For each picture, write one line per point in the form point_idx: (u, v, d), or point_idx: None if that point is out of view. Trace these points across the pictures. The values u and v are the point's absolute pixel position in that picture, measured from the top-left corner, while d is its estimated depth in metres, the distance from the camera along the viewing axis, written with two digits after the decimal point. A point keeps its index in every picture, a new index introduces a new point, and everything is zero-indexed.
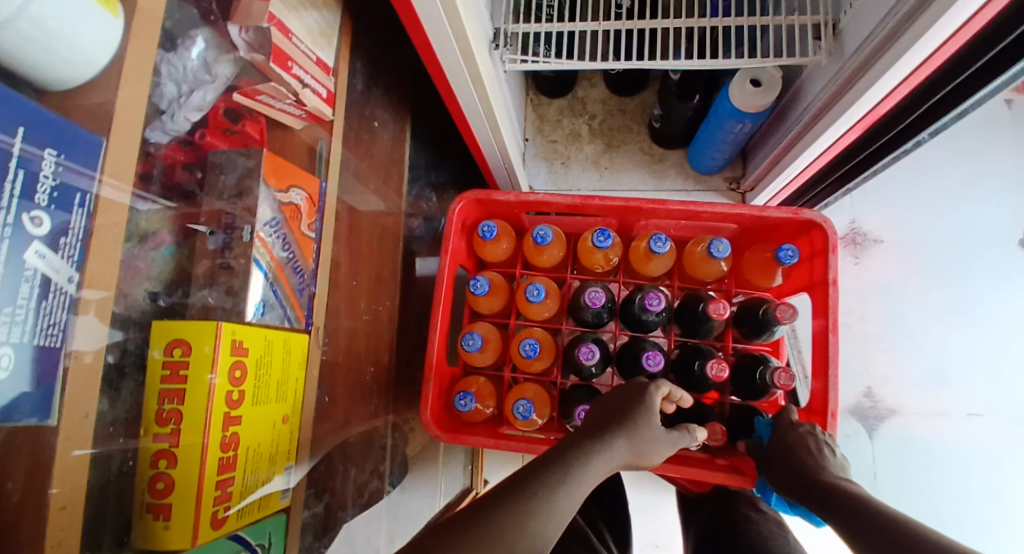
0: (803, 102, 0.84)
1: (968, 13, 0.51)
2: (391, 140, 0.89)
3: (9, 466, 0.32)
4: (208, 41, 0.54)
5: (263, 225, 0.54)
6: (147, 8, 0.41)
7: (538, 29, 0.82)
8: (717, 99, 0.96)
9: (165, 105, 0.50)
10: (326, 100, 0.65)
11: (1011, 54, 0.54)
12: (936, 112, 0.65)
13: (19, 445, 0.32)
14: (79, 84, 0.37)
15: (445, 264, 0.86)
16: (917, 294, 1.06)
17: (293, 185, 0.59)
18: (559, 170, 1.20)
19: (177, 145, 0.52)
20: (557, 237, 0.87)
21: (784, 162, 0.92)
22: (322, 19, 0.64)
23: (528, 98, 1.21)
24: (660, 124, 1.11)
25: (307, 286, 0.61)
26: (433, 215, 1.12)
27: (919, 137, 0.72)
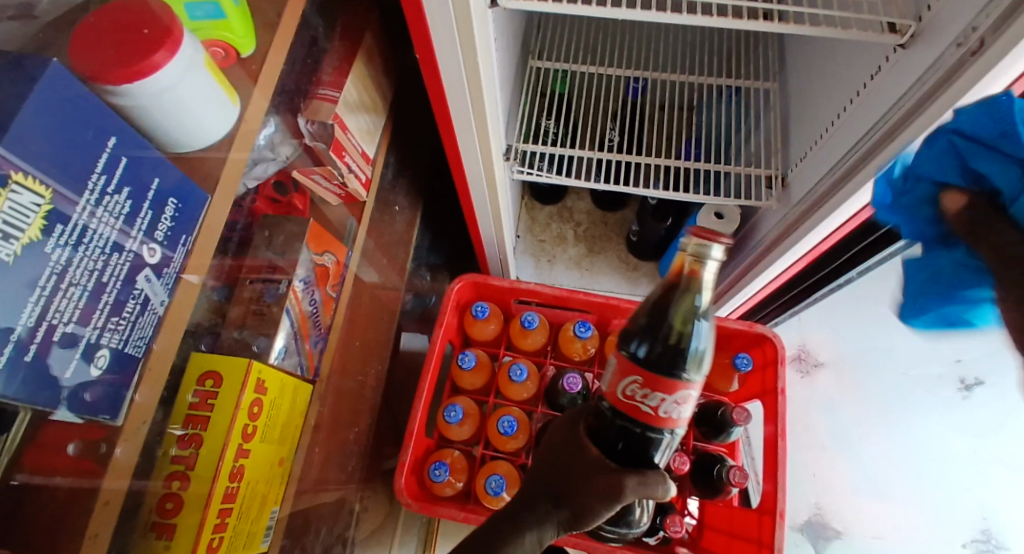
0: (757, 236, 0.99)
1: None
2: (405, 224, 1.01)
3: None
4: (278, 127, 0.65)
5: (298, 280, 0.62)
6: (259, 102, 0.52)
7: (544, 149, 0.98)
8: (687, 224, 1.11)
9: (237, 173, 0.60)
10: (363, 183, 0.76)
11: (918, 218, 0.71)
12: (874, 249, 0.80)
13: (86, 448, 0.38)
14: (195, 144, 0.47)
15: (438, 337, 0.94)
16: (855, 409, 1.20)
17: (327, 250, 0.68)
18: (544, 266, 1.32)
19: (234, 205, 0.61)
20: (541, 324, 0.97)
21: (741, 284, 1.05)
22: (371, 121, 0.76)
23: (523, 202, 1.36)
24: (637, 239, 1.26)
25: (320, 341, 0.69)
26: (425, 292, 1.21)
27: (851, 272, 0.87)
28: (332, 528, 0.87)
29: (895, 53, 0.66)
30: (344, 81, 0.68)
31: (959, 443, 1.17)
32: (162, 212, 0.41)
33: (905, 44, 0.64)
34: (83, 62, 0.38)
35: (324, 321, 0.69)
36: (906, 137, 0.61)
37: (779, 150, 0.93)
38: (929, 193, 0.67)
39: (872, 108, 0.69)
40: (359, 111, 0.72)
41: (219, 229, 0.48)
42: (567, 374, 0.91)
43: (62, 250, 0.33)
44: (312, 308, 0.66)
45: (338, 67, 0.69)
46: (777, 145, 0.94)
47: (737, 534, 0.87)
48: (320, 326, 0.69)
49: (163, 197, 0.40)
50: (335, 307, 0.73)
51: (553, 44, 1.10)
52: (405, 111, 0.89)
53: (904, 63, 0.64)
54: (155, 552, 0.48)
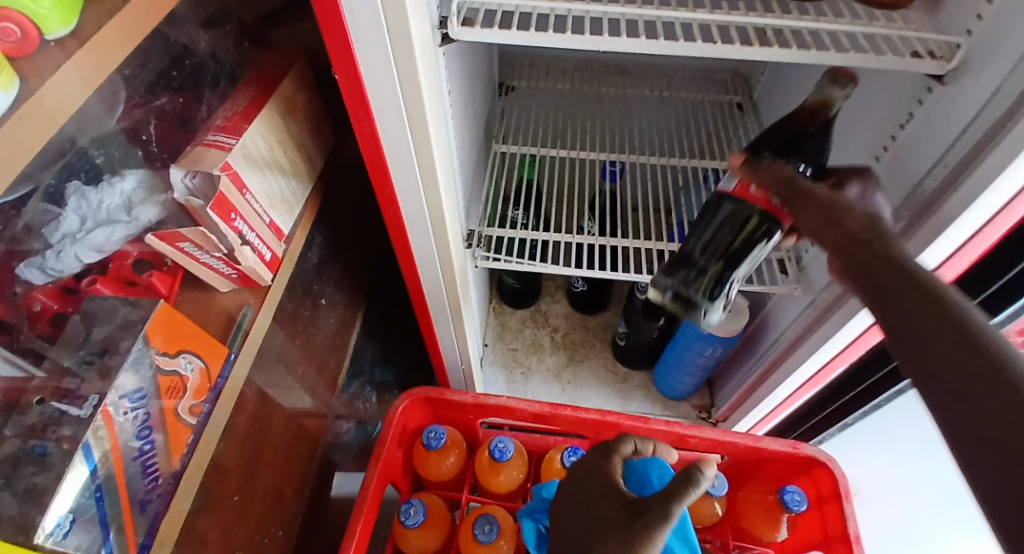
0: (772, 334, 0.80)
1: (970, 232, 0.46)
2: (339, 325, 0.79)
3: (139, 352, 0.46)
4: (141, 182, 0.49)
5: (115, 396, 0.37)
6: (53, 106, 0.34)
7: (513, 233, 0.81)
8: (683, 321, 0.90)
9: (51, 239, 0.44)
10: (266, 263, 0.55)
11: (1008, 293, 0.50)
12: None
13: None
14: None
15: (374, 477, 0.68)
16: None
17: (186, 350, 0.44)
18: (517, 380, 1.09)
19: (56, 289, 0.45)
20: (517, 453, 0.73)
21: (760, 393, 0.82)
22: (288, 185, 0.60)
23: (491, 306, 1.18)
24: (624, 342, 1.04)
25: (153, 497, 0.40)
26: (369, 417, 0.96)
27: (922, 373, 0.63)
28: None
29: (934, 88, 0.52)
30: (247, 127, 0.51)
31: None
32: None
33: (944, 77, 0.50)
34: None
35: (167, 472, 0.41)
36: (968, 190, 0.44)
37: None
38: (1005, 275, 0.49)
39: (921, 148, 0.52)
40: (267, 171, 0.55)
41: None
42: None
43: None
44: (142, 451, 0.39)
45: (241, 111, 0.52)
46: None
47: None
48: (156, 482, 0.40)
49: None
50: (193, 445, 0.44)
51: (518, 130, 1.01)
52: (338, 184, 0.73)
53: (948, 100, 0.49)
54: None
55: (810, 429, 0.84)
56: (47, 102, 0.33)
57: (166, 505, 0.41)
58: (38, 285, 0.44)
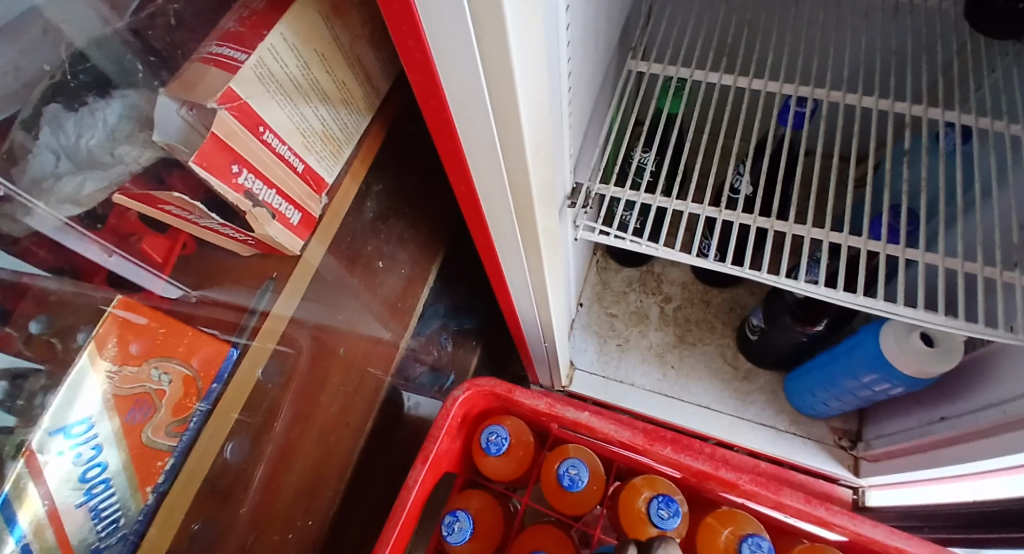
0: (989, 389, 0.56)
1: None
2: (405, 279, 0.68)
3: None
4: (130, 110, 0.36)
5: (46, 430, 0.29)
6: None
7: (631, 196, 0.61)
8: (851, 338, 0.67)
9: (21, 184, 0.31)
10: (295, 227, 0.42)
11: None
12: None
13: None
14: None
15: (421, 473, 0.57)
16: None
17: (161, 358, 0.35)
18: (611, 352, 0.93)
19: (41, 241, 0.33)
20: (592, 476, 0.60)
21: (935, 458, 0.60)
22: (338, 118, 0.45)
23: (594, 259, 0.99)
24: (756, 337, 0.83)
25: (115, 539, 0.33)
26: (443, 370, 0.87)
27: None
28: None
29: None
30: (270, 32, 0.36)
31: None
32: None
33: None
34: None
35: (133, 509, 0.34)
36: None
37: None
38: None
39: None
40: (302, 101, 0.40)
41: None
42: None
43: None
44: (93, 493, 0.31)
45: (263, 8, 0.37)
46: None
47: None
48: (118, 524, 0.33)
49: None
50: (174, 470, 0.37)
51: (665, 41, 0.74)
52: (409, 112, 0.56)
53: None
54: None
55: None
56: None
57: (136, 543, 0.35)
58: (15, 235, 0.31)
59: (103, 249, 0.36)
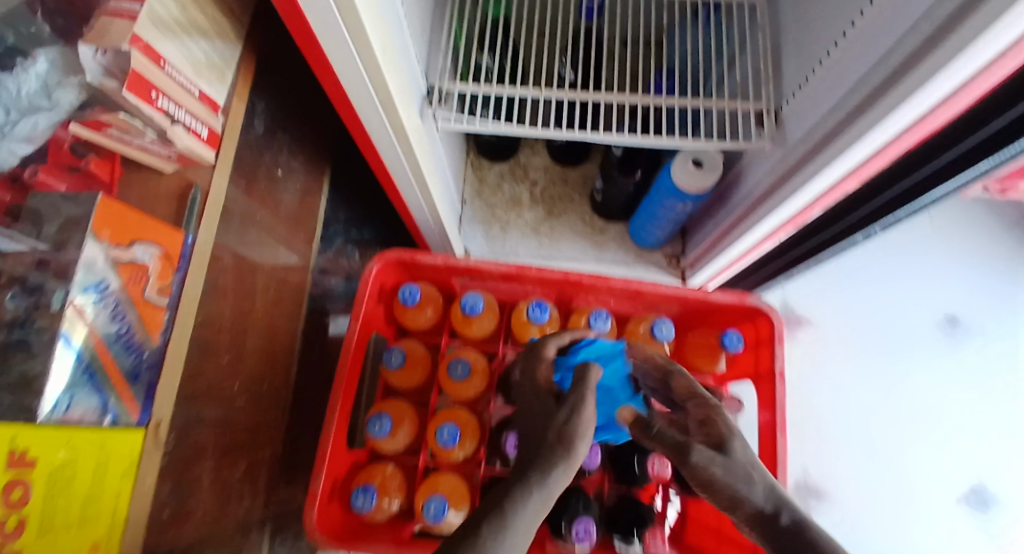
0: (743, 185, 0.81)
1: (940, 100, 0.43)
2: (302, 191, 0.80)
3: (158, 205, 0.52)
4: (54, 62, 0.45)
5: (78, 294, 0.41)
6: None
7: (475, 89, 0.77)
8: (657, 176, 0.91)
9: None
10: (204, 141, 0.54)
11: (994, 143, 0.48)
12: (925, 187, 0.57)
13: None
14: None
15: (355, 331, 0.74)
16: (861, 384, 1.11)
17: (140, 240, 0.46)
18: (496, 234, 1.12)
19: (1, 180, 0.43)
20: (487, 307, 0.80)
21: (726, 243, 0.87)
22: (212, 49, 0.55)
23: (468, 160, 1.15)
24: (601, 196, 1.05)
25: (146, 368, 0.47)
26: (355, 275, 1.01)
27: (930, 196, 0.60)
28: None
29: None
30: None
31: (950, 400, 1.11)
32: None
33: None
34: None
35: (151, 347, 0.47)
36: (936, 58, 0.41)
37: (769, 75, 0.74)
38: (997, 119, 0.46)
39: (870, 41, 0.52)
40: (183, 35, 0.51)
41: None
42: None
43: None
44: (121, 333, 0.44)
45: None
46: (766, 71, 0.74)
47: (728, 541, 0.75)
48: (143, 355, 0.46)
49: None
50: (171, 319, 0.50)
51: None
52: (270, 40, 0.66)
53: None
54: None
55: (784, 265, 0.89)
56: None
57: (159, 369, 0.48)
58: None
59: (54, 186, 0.46)
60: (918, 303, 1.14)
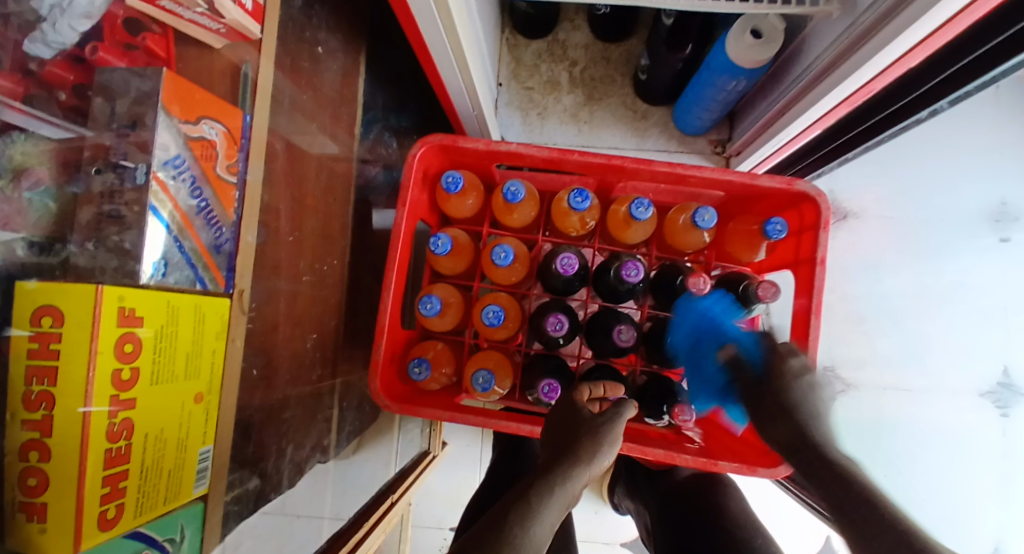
0: (804, 60, 0.75)
1: None
2: (342, 73, 0.78)
3: (214, 83, 0.53)
4: None
5: (160, 165, 0.43)
6: None
7: None
8: (710, 52, 0.85)
9: (41, 10, 0.41)
10: (251, 13, 0.53)
11: None
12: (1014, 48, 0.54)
13: None
14: None
15: (402, 217, 0.77)
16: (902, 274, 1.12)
17: (206, 117, 0.47)
18: (534, 121, 1.10)
19: (65, 62, 0.43)
20: (528, 195, 0.80)
21: (777, 126, 0.83)
22: None
23: (504, 39, 1.09)
24: (646, 76, 1.00)
25: (225, 242, 0.51)
26: (394, 163, 1.02)
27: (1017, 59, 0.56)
28: (309, 436, 0.78)
29: None
30: None
31: (991, 288, 1.10)
32: None
33: None
34: None
35: (228, 222, 0.51)
36: None
37: None
38: None
39: None
40: None
41: None
42: (627, 259, 0.74)
43: None
44: (199, 206, 0.47)
45: None
46: None
47: None
48: (221, 227, 0.50)
49: None
50: (241, 198, 0.53)
51: None
52: None
53: None
54: (29, 537, 0.38)
55: (834, 149, 0.86)
56: None
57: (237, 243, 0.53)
58: (47, 58, 0.42)
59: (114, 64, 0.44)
60: (975, 188, 1.09)
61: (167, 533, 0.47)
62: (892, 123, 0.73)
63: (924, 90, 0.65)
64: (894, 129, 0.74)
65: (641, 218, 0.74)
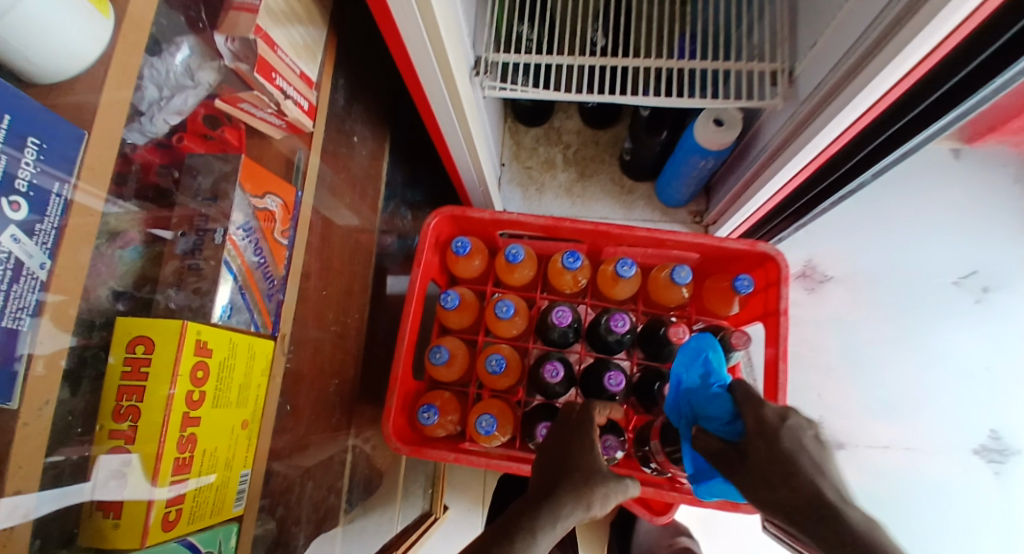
0: (760, 143, 0.89)
1: (930, 45, 0.52)
2: (369, 156, 0.92)
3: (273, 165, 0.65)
4: (193, 49, 0.54)
5: (237, 227, 0.55)
6: (138, 21, 0.44)
7: (518, 59, 0.87)
8: (682, 136, 0.99)
9: (143, 108, 0.50)
10: (307, 111, 0.67)
11: (961, 90, 0.57)
12: (900, 137, 0.66)
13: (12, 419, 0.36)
14: (66, 78, 0.40)
15: (417, 276, 0.88)
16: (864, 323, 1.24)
17: (269, 191, 0.60)
18: (533, 195, 1.23)
19: (153, 147, 0.52)
20: (528, 257, 0.91)
21: (744, 198, 0.96)
22: (308, 34, 0.67)
23: (506, 126, 1.25)
24: (630, 157, 1.14)
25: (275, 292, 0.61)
26: (408, 232, 1.14)
27: (914, 141, 0.67)
28: (325, 479, 0.84)
29: None
30: None
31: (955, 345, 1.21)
32: (20, 157, 0.36)
33: None
34: None
35: (277, 274, 0.62)
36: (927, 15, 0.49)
37: (786, 39, 0.81)
38: (971, 63, 0.53)
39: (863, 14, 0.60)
40: (286, 23, 0.61)
41: (102, 190, 0.42)
42: (615, 313, 0.84)
43: None
44: (259, 260, 0.58)
45: None
46: (784, 36, 0.81)
47: None
48: (273, 279, 0.61)
49: (15, 137, 0.36)
50: (288, 256, 0.64)
51: None
52: (348, 21, 0.77)
53: None
54: (103, 532, 0.45)
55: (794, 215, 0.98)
56: (134, 18, 0.44)
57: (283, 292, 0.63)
58: (140, 143, 0.50)
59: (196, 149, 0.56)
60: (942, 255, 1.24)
61: (210, 545, 0.52)
62: (831, 192, 0.85)
63: (847, 167, 0.77)
64: (835, 197, 0.86)
65: (626, 277, 0.84)
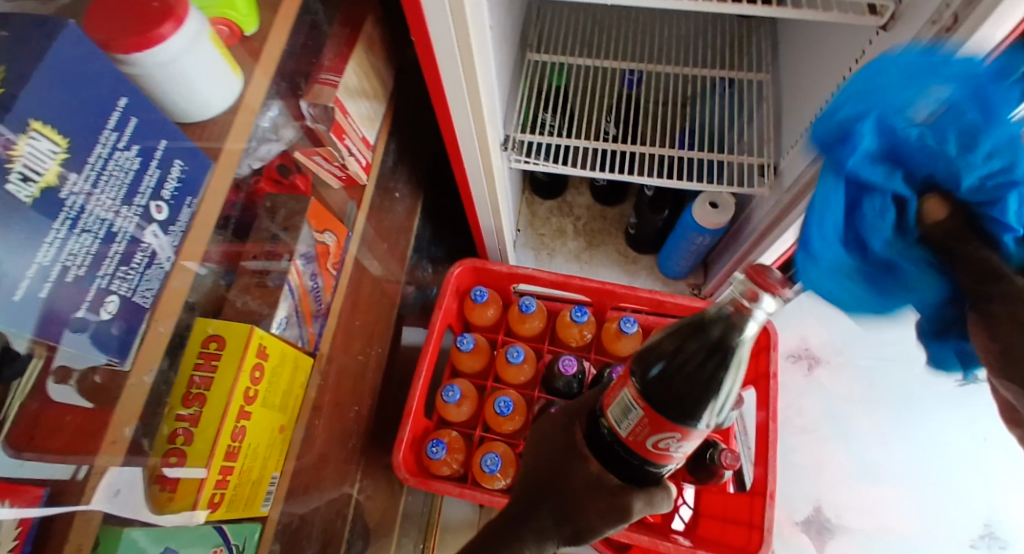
0: (750, 225, 1.01)
1: None
2: (405, 211, 1.04)
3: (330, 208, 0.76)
4: (280, 110, 0.65)
5: (300, 257, 0.64)
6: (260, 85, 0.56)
7: (543, 139, 1.00)
8: (682, 215, 1.11)
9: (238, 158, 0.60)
10: (363, 167, 0.79)
11: None
12: None
13: (118, 388, 0.44)
14: (207, 117, 0.51)
15: (437, 319, 0.96)
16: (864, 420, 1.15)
17: (328, 228, 0.70)
18: (544, 259, 1.34)
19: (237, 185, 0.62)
20: (539, 309, 1.00)
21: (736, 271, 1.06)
22: (372, 107, 0.78)
23: (524, 196, 1.38)
24: (635, 231, 1.26)
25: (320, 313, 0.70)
26: (428, 283, 1.23)
27: None
28: (333, 505, 0.87)
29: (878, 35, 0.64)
30: (345, 67, 0.69)
31: None
32: (169, 171, 0.44)
33: (886, 27, 0.62)
34: (97, 29, 0.40)
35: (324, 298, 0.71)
36: None
37: (772, 139, 0.94)
38: None
39: None
40: (358, 97, 0.73)
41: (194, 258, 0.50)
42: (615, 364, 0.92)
43: (77, 197, 0.36)
44: (312, 284, 0.67)
45: (340, 51, 0.70)
46: (770, 136, 0.94)
47: (729, 518, 0.89)
48: (320, 301, 0.70)
49: (169, 158, 0.44)
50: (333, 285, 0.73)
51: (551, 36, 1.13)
52: (403, 99, 0.91)
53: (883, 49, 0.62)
54: (158, 503, 0.50)
55: None
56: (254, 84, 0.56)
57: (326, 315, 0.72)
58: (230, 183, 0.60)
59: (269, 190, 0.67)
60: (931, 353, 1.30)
61: (237, 537, 0.58)
62: None
63: None
64: None
65: (627, 332, 0.93)
